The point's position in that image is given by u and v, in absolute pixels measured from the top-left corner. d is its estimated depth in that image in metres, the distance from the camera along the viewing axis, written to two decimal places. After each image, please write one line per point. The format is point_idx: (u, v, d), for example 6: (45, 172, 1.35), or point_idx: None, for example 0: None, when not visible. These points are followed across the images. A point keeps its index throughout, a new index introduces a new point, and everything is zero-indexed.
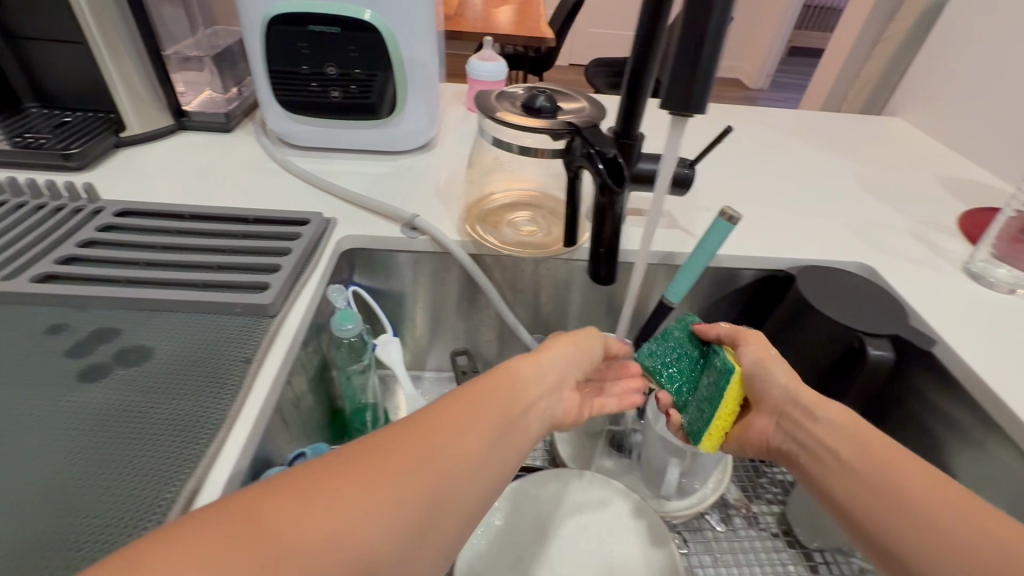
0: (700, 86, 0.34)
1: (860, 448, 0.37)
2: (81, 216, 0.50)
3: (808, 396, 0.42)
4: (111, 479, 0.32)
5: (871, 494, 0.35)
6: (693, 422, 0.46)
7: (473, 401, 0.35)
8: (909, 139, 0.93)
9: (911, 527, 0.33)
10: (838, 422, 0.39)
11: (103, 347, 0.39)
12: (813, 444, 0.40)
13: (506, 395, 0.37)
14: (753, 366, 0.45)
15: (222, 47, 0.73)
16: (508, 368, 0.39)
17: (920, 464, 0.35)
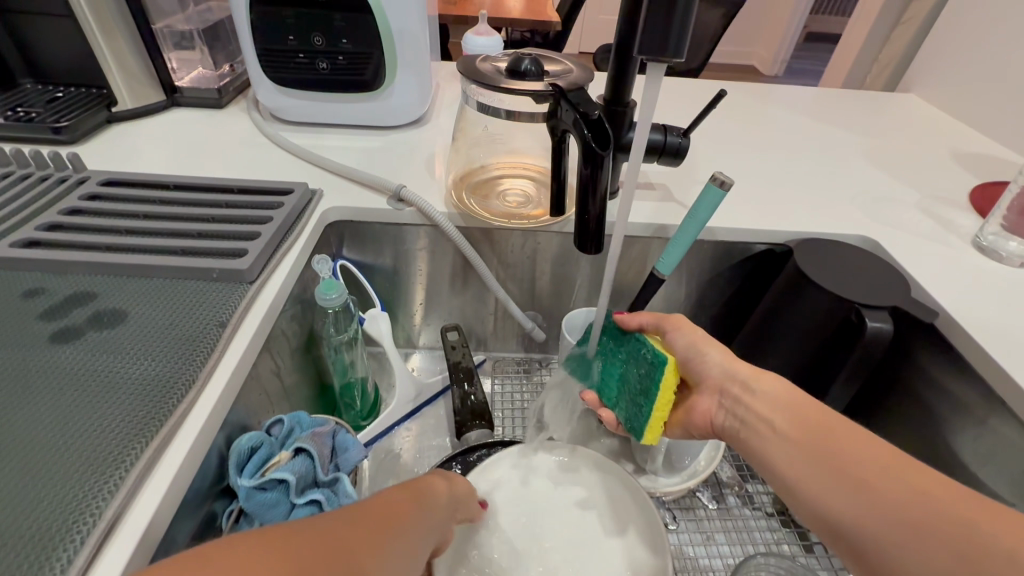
0: (676, 29, 0.33)
1: (800, 422, 0.36)
2: (65, 185, 0.50)
3: (745, 370, 0.41)
4: (74, 437, 0.32)
5: (837, 491, 0.33)
6: (639, 415, 0.44)
7: (397, 498, 0.32)
8: (924, 114, 0.89)
9: (869, 515, 0.31)
10: (775, 393, 0.38)
11: (78, 310, 0.39)
12: (753, 419, 0.39)
13: (427, 503, 0.33)
14: (687, 349, 0.44)
15: (213, 22, 0.73)
16: (423, 478, 0.35)
17: (869, 442, 0.34)
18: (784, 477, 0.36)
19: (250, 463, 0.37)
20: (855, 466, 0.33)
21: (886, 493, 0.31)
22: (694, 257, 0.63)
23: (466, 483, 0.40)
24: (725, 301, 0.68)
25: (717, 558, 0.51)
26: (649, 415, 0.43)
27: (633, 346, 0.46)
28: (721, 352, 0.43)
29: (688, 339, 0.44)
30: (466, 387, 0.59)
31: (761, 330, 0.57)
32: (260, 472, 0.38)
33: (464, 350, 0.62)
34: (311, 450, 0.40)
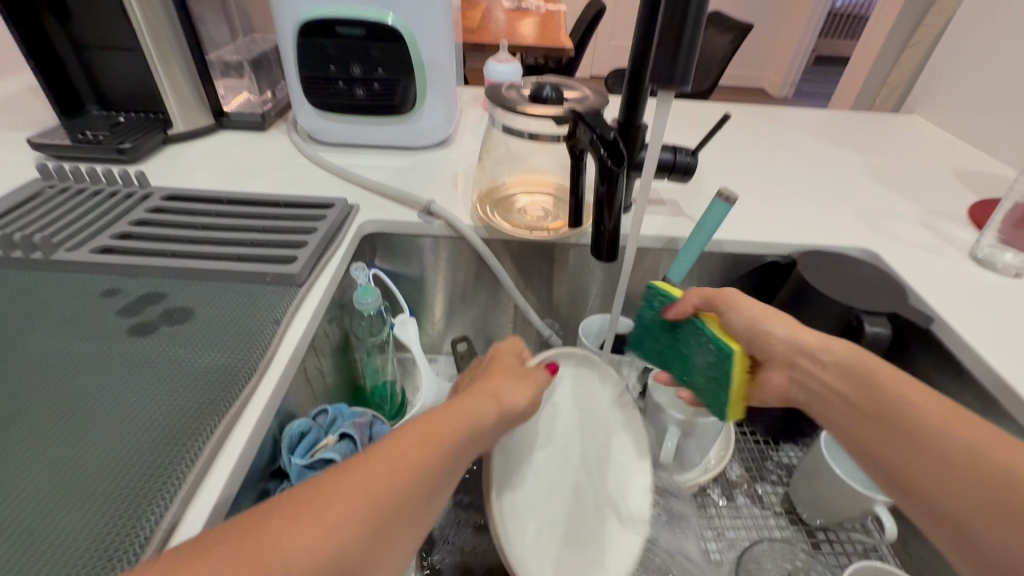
0: (683, 60, 0.38)
1: (867, 390, 0.38)
2: (132, 200, 0.56)
3: (807, 338, 0.43)
4: (155, 415, 0.36)
5: (901, 449, 0.35)
6: (714, 402, 0.43)
7: (438, 428, 0.33)
8: (927, 135, 0.93)
9: (929, 468, 0.34)
10: (845, 361, 0.40)
11: (151, 307, 0.44)
12: (822, 390, 0.41)
13: (466, 428, 0.35)
14: (749, 324, 0.46)
15: (259, 53, 0.80)
16: (470, 403, 0.38)
17: (935, 406, 0.35)
18: (854, 441, 0.38)
19: (299, 446, 0.42)
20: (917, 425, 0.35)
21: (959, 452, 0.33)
22: (704, 267, 0.67)
23: (528, 390, 0.44)
24: None
25: (728, 553, 0.53)
26: (725, 403, 0.42)
27: (694, 333, 0.45)
28: (786, 324, 0.45)
29: (746, 314, 0.46)
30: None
31: None
32: (310, 453, 0.42)
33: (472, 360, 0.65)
34: (354, 435, 0.44)
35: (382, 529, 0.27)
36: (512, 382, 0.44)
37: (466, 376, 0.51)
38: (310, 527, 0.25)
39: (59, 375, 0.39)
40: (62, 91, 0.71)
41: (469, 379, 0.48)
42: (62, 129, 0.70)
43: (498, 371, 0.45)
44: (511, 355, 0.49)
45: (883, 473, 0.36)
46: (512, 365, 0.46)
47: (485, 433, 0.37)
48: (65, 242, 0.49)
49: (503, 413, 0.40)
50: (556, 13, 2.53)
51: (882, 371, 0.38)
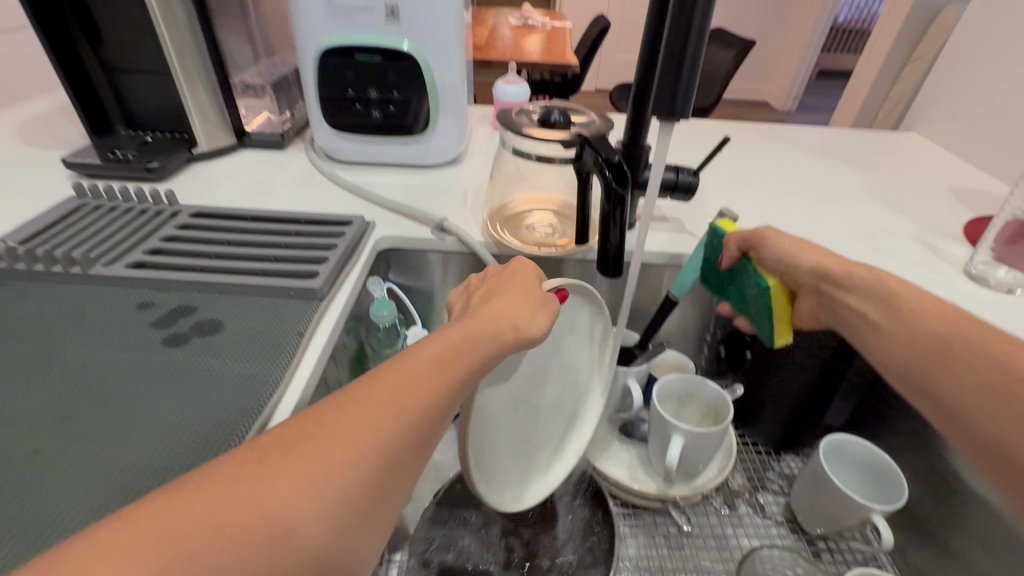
0: (684, 92, 0.40)
1: (892, 315, 0.46)
2: (162, 217, 0.59)
3: (836, 269, 0.50)
4: (190, 419, 0.39)
5: (918, 359, 0.44)
6: (764, 330, 0.55)
7: (441, 363, 0.33)
8: (926, 152, 0.95)
9: (940, 373, 0.42)
10: (870, 288, 0.48)
11: (183, 319, 0.47)
12: (847, 312, 0.49)
13: (470, 361, 0.35)
14: (781, 259, 0.53)
15: (279, 76, 0.84)
16: (474, 328, 0.36)
17: (947, 322, 0.43)
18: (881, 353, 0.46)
19: None
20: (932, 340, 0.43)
21: (962, 360, 0.41)
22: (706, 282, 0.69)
23: (546, 313, 0.41)
24: None
25: (730, 560, 0.55)
26: (772, 330, 0.54)
27: (743, 274, 0.56)
28: (813, 258, 0.51)
29: (779, 253, 0.53)
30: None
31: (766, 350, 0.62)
32: None
33: None
34: None
35: (370, 472, 0.28)
36: (526, 304, 0.40)
37: (473, 283, 0.45)
38: (299, 474, 0.27)
39: (98, 383, 0.41)
40: (94, 112, 0.75)
41: (477, 287, 0.44)
42: (93, 148, 0.73)
43: (511, 290, 0.41)
44: (525, 271, 0.43)
45: (904, 380, 0.45)
46: (525, 284, 0.42)
47: (494, 363, 0.37)
48: (100, 258, 0.52)
49: (516, 342, 0.38)
50: (562, 30, 2.59)
51: (915, 305, 0.45)
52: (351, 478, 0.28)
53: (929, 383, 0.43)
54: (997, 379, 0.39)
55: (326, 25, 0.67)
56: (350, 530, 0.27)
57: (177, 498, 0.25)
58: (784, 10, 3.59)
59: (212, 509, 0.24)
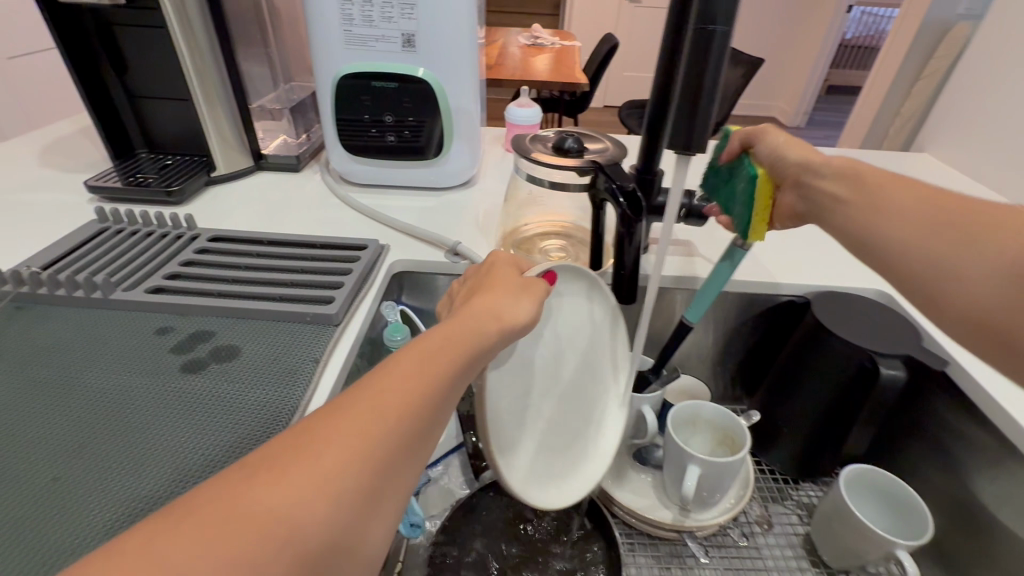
0: (700, 124, 0.40)
1: (854, 187, 0.41)
2: (181, 241, 0.60)
3: (817, 157, 0.45)
4: (207, 445, 0.39)
5: (874, 222, 0.39)
6: (740, 219, 0.50)
7: (431, 362, 0.33)
8: (941, 173, 0.94)
9: (903, 232, 0.37)
10: (841, 168, 0.43)
11: (200, 345, 0.47)
12: (818, 195, 0.44)
13: (461, 358, 0.35)
14: (772, 150, 0.49)
15: (297, 100, 0.85)
16: (460, 325, 0.37)
17: (908, 190, 0.39)
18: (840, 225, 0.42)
19: None
20: (885, 205, 0.39)
21: (925, 221, 0.36)
22: (720, 306, 0.68)
23: (530, 303, 0.41)
24: (748, 348, 0.73)
25: None
26: (747, 218, 0.49)
27: (738, 166, 0.52)
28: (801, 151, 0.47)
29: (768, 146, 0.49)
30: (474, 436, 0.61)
31: (781, 374, 0.62)
32: None
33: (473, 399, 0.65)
34: None
35: (370, 474, 0.28)
36: (510, 296, 0.41)
37: (457, 287, 0.46)
38: (295, 483, 0.26)
39: (117, 410, 0.42)
40: (117, 137, 0.76)
41: (462, 291, 0.45)
42: (115, 172, 0.75)
43: (493, 284, 0.42)
44: (506, 263, 0.45)
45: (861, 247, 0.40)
46: (507, 276, 0.43)
47: (485, 359, 0.37)
48: (121, 283, 0.53)
49: (503, 334, 0.38)
50: (571, 49, 2.63)
51: (875, 174, 0.41)
52: (345, 485, 0.27)
53: (895, 240, 0.37)
54: (1004, 232, 0.33)
55: (343, 53, 0.68)
56: (349, 539, 0.27)
57: (174, 521, 0.24)
58: (792, 28, 3.60)
59: (208, 529, 0.23)
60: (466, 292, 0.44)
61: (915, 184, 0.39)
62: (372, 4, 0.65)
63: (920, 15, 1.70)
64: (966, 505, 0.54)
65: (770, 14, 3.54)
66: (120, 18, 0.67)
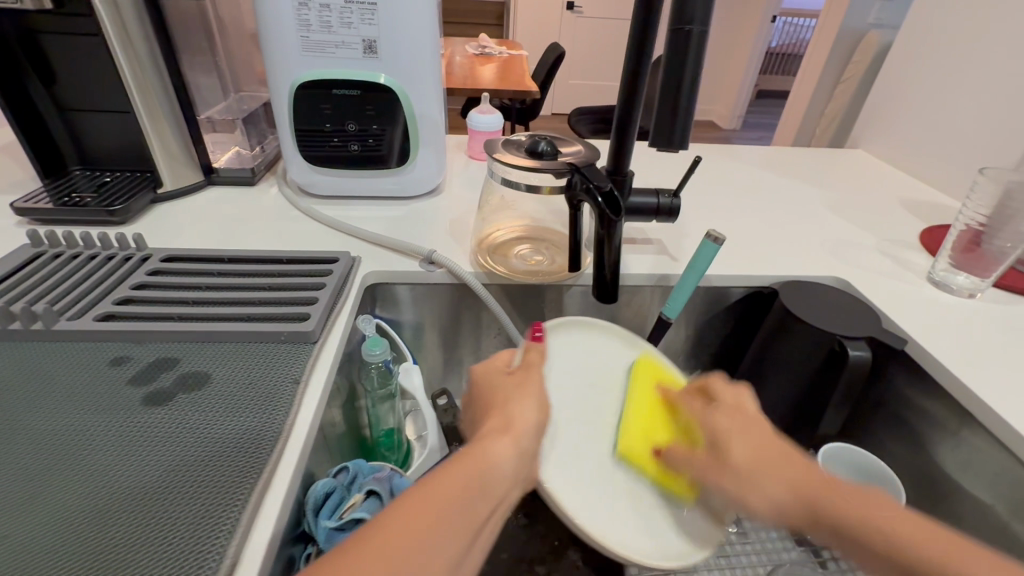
0: (680, 124, 0.42)
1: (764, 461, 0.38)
2: (132, 263, 0.55)
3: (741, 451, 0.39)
4: (182, 485, 0.35)
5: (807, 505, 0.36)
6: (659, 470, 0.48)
7: (438, 504, 0.32)
8: (873, 166, 1.02)
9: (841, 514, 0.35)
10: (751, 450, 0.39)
11: (164, 375, 0.44)
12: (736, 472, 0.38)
13: (479, 492, 0.34)
14: (712, 449, 0.41)
15: (248, 110, 0.81)
16: (479, 451, 0.36)
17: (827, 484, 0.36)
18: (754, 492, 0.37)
19: (325, 507, 0.41)
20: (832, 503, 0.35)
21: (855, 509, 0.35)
22: (691, 301, 0.70)
23: (535, 403, 0.41)
24: (721, 339, 0.75)
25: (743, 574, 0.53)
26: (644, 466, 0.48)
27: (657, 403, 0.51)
28: (750, 445, 0.39)
29: (734, 483, 0.38)
30: None
31: (757, 362, 0.65)
32: (337, 514, 0.41)
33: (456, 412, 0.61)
34: (379, 491, 0.44)
35: None
36: (515, 401, 0.41)
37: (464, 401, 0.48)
38: None
39: (71, 450, 0.37)
40: (45, 153, 0.70)
41: (470, 416, 0.45)
42: (44, 191, 0.68)
43: (494, 398, 0.42)
44: (495, 373, 0.45)
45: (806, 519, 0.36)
46: (503, 381, 0.43)
47: (505, 483, 0.36)
48: (66, 312, 0.48)
49: (520, 449, 0.38)
50: (518, 57, 2.67)
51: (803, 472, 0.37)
52: None
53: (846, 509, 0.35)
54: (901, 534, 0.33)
55: (300, 61, 0.66)
56: None
57: None
58: (723, 36, 3.81)
59: None
60: (474, 414, 0.43)
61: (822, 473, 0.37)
62: (330, 10, 0.63)
63: (836, 25, 1.84)
64: (932, 476, 0.57)
65: None
66: (45, 24, 0.62)
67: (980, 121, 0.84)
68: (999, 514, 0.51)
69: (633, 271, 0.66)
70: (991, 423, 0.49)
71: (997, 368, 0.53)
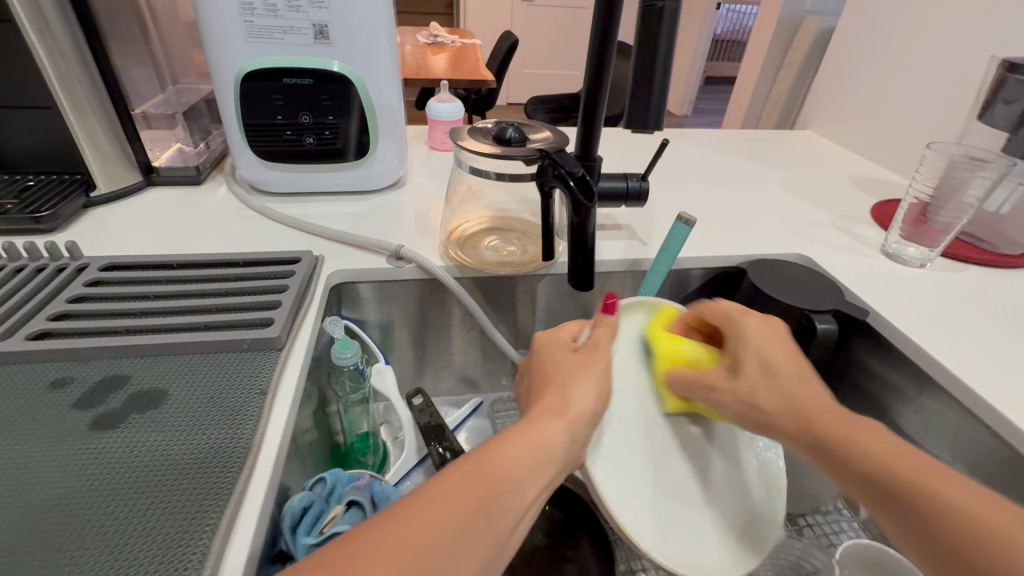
0: (655, 104, 0.41)
1: (797, 404, 0.39)
2: (66, 274, 0.50)
3: (751, 369, 0.41)
4: (145, 513, 0.32)
5: (847, 458, 0.35)
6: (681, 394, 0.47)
7: (454, 497, 0.31)
8: (823, 145, 1.06)
9: (912, 479, 0.33)
10: (770, 372, 0.41)
11: (113, 395, 0.40)
12: (751, 399, 0.40)
13: (528, 471, 0.34)
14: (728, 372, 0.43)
15: (188, 104, 0.75)
16: (534, 431, 0.36)
17: (886, 443, 0.35)
18: (772, 418, 0.39)
19: (303, 522, 0.38)
20: (875, 468, 0.34)
21: (926, 480, 0.32)
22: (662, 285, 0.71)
23: (591, 386, 0.41)
24: None
25: None
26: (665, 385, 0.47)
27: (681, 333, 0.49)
28: (767, 361, 0.41)
29: (735, 399, 0.41)
30: (438, 447, 0.54)
31: None
32: (317, 529, 0.38)
33: (435, 410, 0.58)
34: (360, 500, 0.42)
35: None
36: (572, 382, 0.40)
37: (523, 367, 0.47)
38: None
39: (8, 486, 0.33)
40: None
41: (528, 388, 0.44)
42: None
43: (552, 374, 0.41)
44: (559, 346, 0.44)
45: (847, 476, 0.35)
46: (566, 358, 0.42)
47: (552, 467, 0.36)
48: None
49: (571, 432, 0.38)
50: (472, 46, 2.62)
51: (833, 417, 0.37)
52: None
53: (900, 471, 0.33)
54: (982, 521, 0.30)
55: (245, 48, 0.61)
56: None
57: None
58: None
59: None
60: (530, 389, 0.43)
61: (890, 434, 0.36)
62: None
63: (779, 12, 1.91)
64: None
65: None
66: None
67: (921, 100, 0.89)
68: (959, 471, 0.54)
69: (604, 257, 0.66)
70: (949, 386, 0.51)
71: (951, 333, 0.56)
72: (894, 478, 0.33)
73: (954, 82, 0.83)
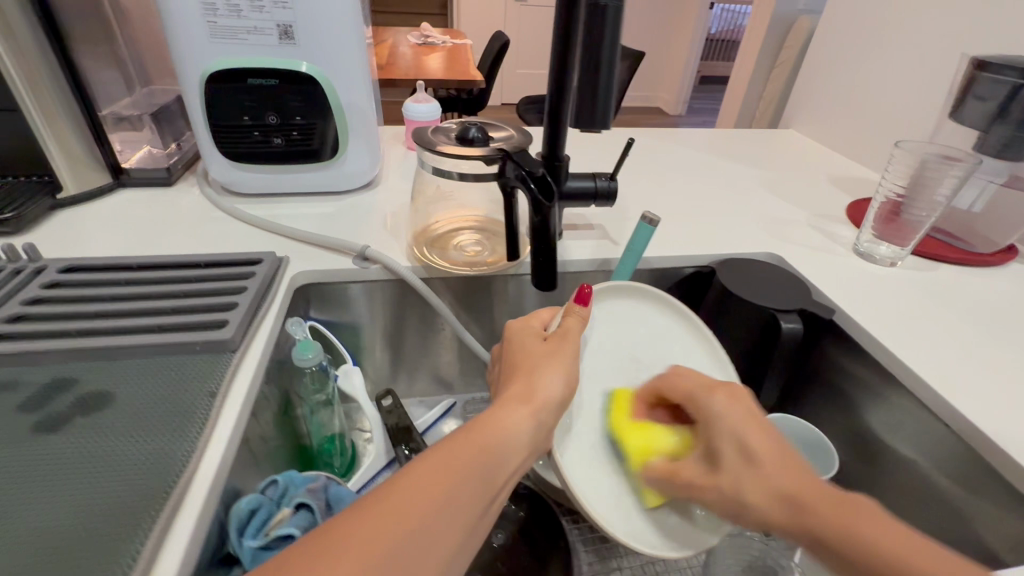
0: (601, 102, 0.45)
1: (772, 478, 0.36)
2: (23, 277, 0.50)
3: (725, 444, 0.38)
4: (78, 516, 0.32)
5: (828, 533, 0.33)
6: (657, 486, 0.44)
7: (420, 492, 0.31)
8: (804, 144, 1.06)
9: (898, 551, 0.31)
10: (745, 445, 0.38)
11: (59, 398, 0.39)
12: (726, 478, 0.37)
13: (491, 458, 0.35)
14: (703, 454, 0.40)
15: (158, 105, 0.75)
16: (499, 418, 0.37)
17: (866, 509, 0.33)
18: (749, 500, 0.36)
19: (250, 525, 0.38)
20: (861, 543, 0.32)
21: (909, 553, 0.31)
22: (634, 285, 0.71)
23: (560, 374, 0.41)
24: None
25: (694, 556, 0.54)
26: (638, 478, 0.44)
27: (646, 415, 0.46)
28: (742, 429, 0.38)
29: (715, 489, 0.38)
30: (404, 449, 0.55)
31: None
32: (263, 531, 0.38)
33: (403, 412, 0.58)
34: (309, 503, 0.41)
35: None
36: (540, 369, 0.41)
37: (496, 354, 0.48)
38: None
39: None
40: None
41: (500, 373, 0.45)
42: None
43: (522, 361, 0.42)
44: (530, 334, 0.44)
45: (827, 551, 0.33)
46: (535, 346, 0.43)
47: (519, 453, 0.37)
48: None
49: (539, 420, 0.39)
50: (464, 47, 2.62)
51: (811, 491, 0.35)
52: None
53: (885, 543, 0.32)
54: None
55: (209, 49, 0.61)
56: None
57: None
58: (665, 23, 3.89)
59: None
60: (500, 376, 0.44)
61: (868, 500, 0.34)
62: None
63: (769, 12, 1.91)
64: (866, 438, 0.60)
65: (645, 11, 3.79)
66: None
67: (899, 99, 0.89)
68: (925, 470, 0.54)
69: (573, 256, 0.66)
70: (913, 384, 0.51)
71: (918, 332, 0.56)
72: (880, 551, 0.31)
73: (930, 80, 0.83)
